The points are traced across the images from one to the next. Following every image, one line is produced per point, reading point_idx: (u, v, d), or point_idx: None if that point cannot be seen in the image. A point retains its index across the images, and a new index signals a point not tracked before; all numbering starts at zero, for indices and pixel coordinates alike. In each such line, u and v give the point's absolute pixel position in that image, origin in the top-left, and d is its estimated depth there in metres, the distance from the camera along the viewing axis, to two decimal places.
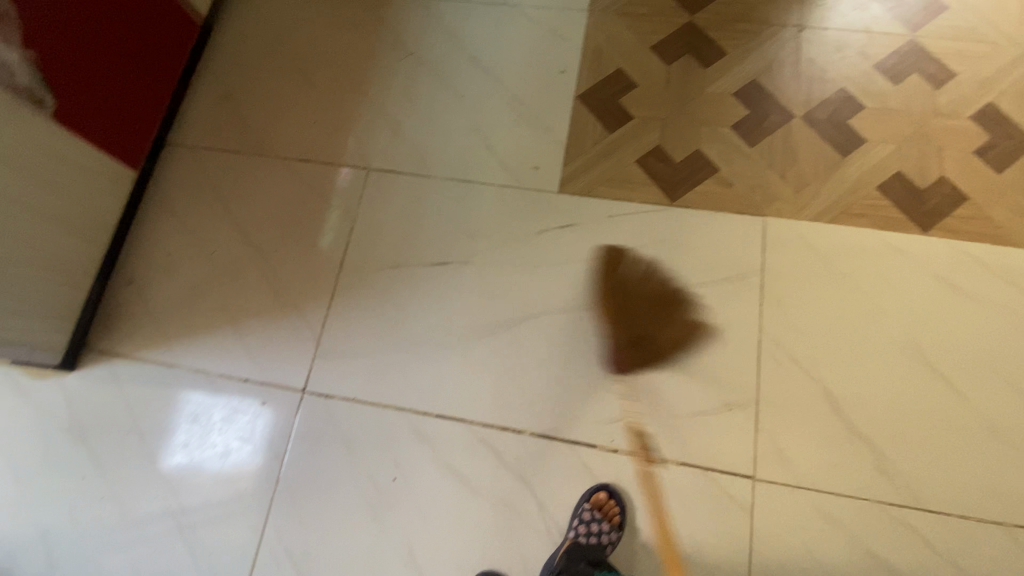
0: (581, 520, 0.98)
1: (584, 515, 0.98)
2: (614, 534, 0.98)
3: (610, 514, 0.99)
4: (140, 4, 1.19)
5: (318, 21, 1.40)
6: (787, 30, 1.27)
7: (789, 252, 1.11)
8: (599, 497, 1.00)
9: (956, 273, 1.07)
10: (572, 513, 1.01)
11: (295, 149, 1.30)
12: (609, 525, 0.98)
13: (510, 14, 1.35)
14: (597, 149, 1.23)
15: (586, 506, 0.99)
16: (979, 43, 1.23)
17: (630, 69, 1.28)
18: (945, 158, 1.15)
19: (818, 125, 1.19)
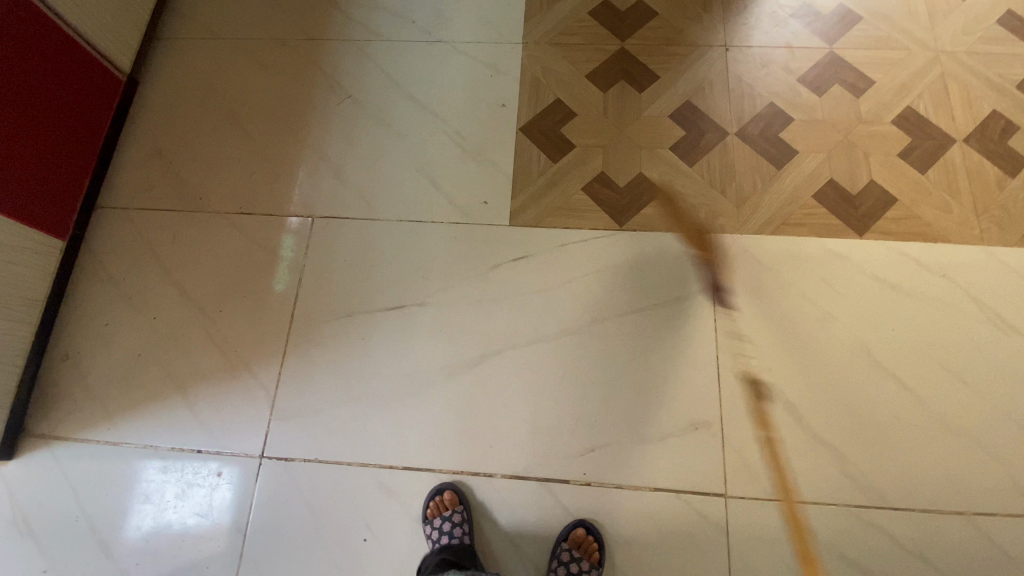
0: (560, 561, 0.96)
1: (562, 556, 0.96)
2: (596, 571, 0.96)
3: (589, 551, 0.97)
4: (58, 69, 1.14)
5: (250, 69, 1.38)
6: (713, 50, 1.32)
7: (738, 266, 1.13)
8: (576, 534, 0.98)
9: (894, 273, 1.11)
10: (552, 553, 0.98)
11: (235, 202, 1.26)
12: (589, 562, 0.95)
13: (445, 51, 1.36)
14: (543, 180, 1.24)
15: (564, 546, 0.97)
16: (891, 50, 1.30)
17: (568, 98, 1.30)
18: (872, 162, 1.20)
19: (752, 140, 1.23)
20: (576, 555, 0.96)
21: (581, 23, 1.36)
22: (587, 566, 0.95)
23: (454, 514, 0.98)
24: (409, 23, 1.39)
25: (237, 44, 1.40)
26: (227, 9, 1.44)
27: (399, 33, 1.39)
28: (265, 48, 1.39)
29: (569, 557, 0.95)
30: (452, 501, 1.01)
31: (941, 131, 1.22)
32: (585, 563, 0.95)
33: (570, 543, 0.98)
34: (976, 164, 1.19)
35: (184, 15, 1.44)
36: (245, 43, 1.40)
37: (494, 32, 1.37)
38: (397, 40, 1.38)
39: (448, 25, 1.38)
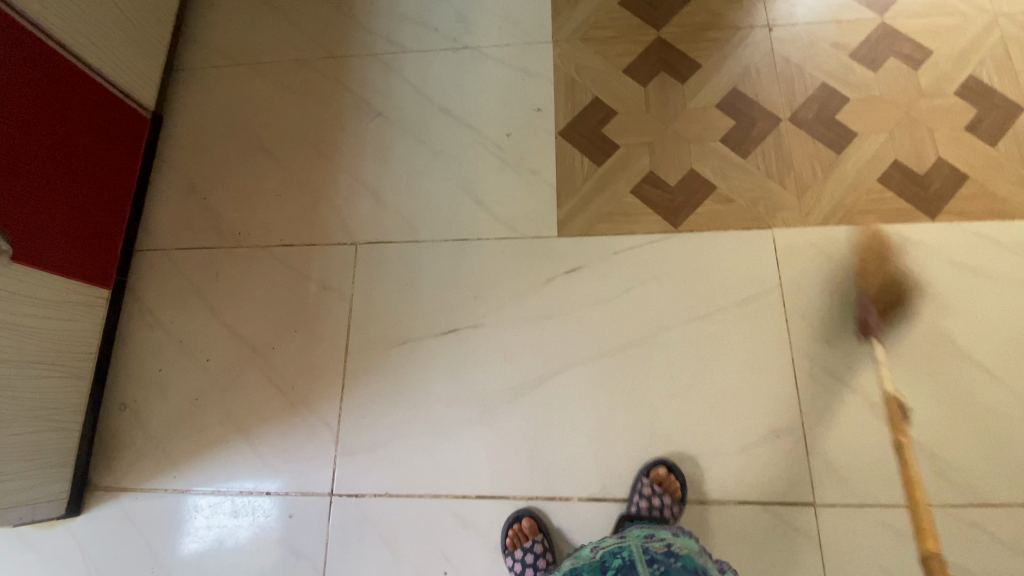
0: None
1: None
2: (678, 508, 0.97)
3: None
4: (87, 116, 1.12)
5: (275, 94, 1.34)
6: (756, 31, 1.25)
7: (805, 261, 1.08)
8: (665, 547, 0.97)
9: (973, 256, 1.05)
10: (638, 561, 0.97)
11: (275, 234, 1.23)
12: None
13: (473, 57, 1.31)
14: (589, 185, 1.19)
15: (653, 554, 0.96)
16: (947, 16, 1.22)
17: (607, 96, 1.24)
18: (939, 138, 1.13)
19: (807, 125, 1.17)
20: (657, 491, 0.97)
21: (612, 14, 1.30)
22: (669, 502, 0.96)
23: (536, 544, 0.97)
24: (432, 31, 1.34)
25: (260, 69, 1.37)
26: (245, 34, 1.41)
27: (423, 42, 1.34)
28: (289, 72, 1.36)
29: None
30: (532, 529, 0.99)
31: (1008, 99, 1.15)
32: None
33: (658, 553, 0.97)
34: None
35: (202, 43, 1.41)
36: (267, 67, 1.37)
37: (521, 32, 1.31)
38: (423, 51, 1.33)
39: (473, 29, 1.33)
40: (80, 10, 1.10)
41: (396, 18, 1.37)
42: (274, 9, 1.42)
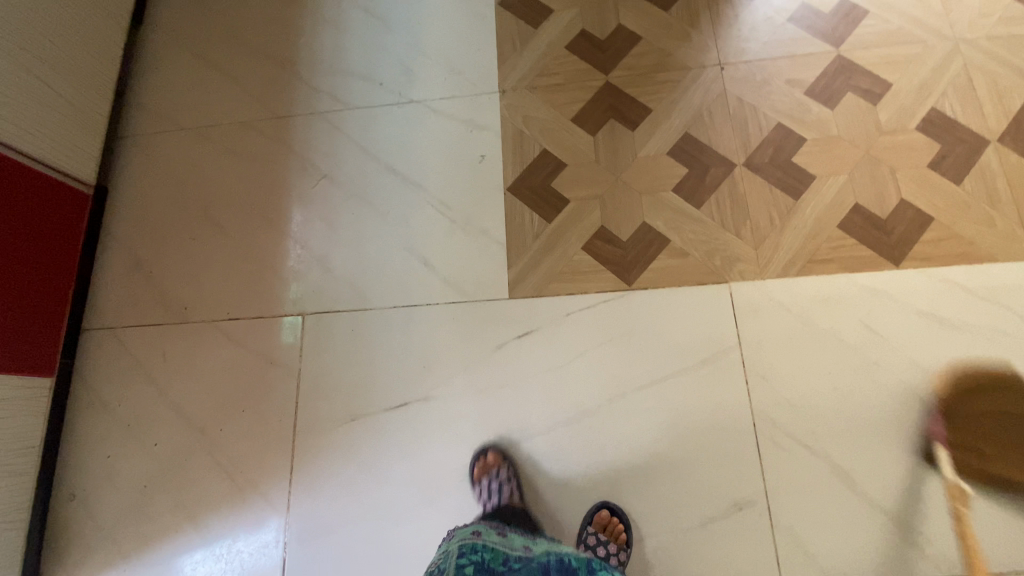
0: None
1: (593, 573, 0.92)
2: (626, 554, 0.94)
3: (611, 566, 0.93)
4: (24, 204, 1.10)
5: (219, 160, 1.31)
6: (708, 72, 1.20)
7: (763, 318, 1.03)
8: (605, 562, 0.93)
9: (938, 305, 1.01)
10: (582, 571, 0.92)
11: (221, 308, 1.20)
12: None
13: (418, 111, 1.27)
14: (540, 243, 1.15)
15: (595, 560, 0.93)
16: (907, 45, 1.17)
17: (555, 147, 1.20)
18: (901, 178, 1.08)
19: (762, 170, 1.12)
20: (603, 539, 0.94)
21: (559, 60, 1.26)
22: (615, 549, 0.93)
23: (501, 472, 0.99)
24: (377, 86, 1.31)
25: (204, 134, 1.34)
26: (189, 97, 1.38)
27: (368, 98, 1.30)
28: (233, 135, 1.33)
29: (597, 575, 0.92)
30: (496, 461, 1.01)
31: (974, 131, 1.09)
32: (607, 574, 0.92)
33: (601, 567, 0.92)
34: (1018, 165, 1.06)
35: (147, 109, 1.39)
36: (211, 132, 1.34)
37: (467, 83, 1.27)
38: (367, 106, 1.30)
39: (418, 82, 1.29)
40: (12, 98, 1.08)
41: (340, 73, 1.34)
42: (217, 70, 1.39)
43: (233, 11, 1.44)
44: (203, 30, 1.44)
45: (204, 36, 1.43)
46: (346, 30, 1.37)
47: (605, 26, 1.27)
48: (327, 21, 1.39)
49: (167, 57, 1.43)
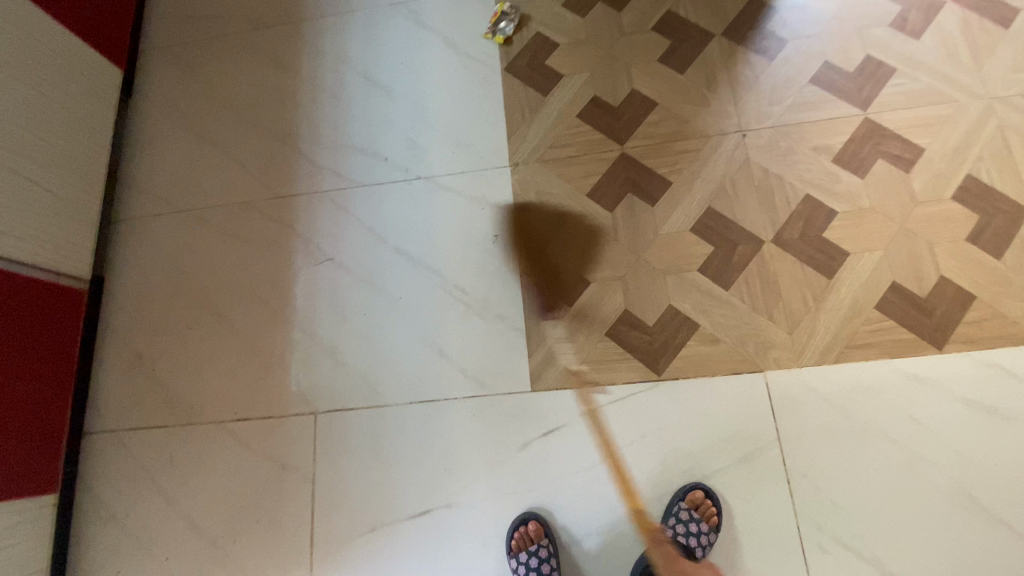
0: (678, 520, 0.94)
1: (681, 515, 0.94)
2: (715, 535, 0.94)
3: (707, 514, 0.94)
4: (20, 316, 1.04)
5: (219, 246, 1.25)
6: (728, 139, 1.14)
7: (802, 411, 0.98)
8: (694, 497, 0.96)
9: (985, 391, 0.96)
10: (667, 511, 0.97)
11: (228, 409, 1.14)
12: (708, 525, 0.93)
13: (426, 188, 1.22)
14: (561, 329, 1.09)
15: (682, 506, 0.95)
16: (937, 106, 1.11)
17: (572, 225, 1.15)
18: (939, 253, 1.03)
19: (793, 246, 1.06)
20: (695, 516, 0.94)
21: (571, 129, 1.21)
22: (706, 529, 0.93)
23: (541, 549, 0.96)
24: (382, 161, 1.25)
25: (201, 217, 1.28)
26: (184, 176, 1.32)
27: (373, 174, 1.25)
28: (232, 217, 1.27)
29: (688, 517, 0.94)
30: (537, 533, 0.97)
31: (1014, 199, 1.04)
32: (704, 525, 0.93)
33: (688, 504, 0.95)
34: None
35: (141, 190, 1.33)
36: (209, 214, 1.28)
37: (476, 157, 1.23)
38: (373, 184, 1.24)
39: (425, 157, 1.24)
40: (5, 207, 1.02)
41: (342, 147, 1.28)
42: (212, 146, 1.33)
43: (226, 81, 1.38)
44: (195, 102, 1.37)
45: (197, 108, 1.37)
46: (346, 101, 1.31)
47: (618, 91, 1.21)
48: (326, 90, 1.32)
49: (159, 133, 1.36)
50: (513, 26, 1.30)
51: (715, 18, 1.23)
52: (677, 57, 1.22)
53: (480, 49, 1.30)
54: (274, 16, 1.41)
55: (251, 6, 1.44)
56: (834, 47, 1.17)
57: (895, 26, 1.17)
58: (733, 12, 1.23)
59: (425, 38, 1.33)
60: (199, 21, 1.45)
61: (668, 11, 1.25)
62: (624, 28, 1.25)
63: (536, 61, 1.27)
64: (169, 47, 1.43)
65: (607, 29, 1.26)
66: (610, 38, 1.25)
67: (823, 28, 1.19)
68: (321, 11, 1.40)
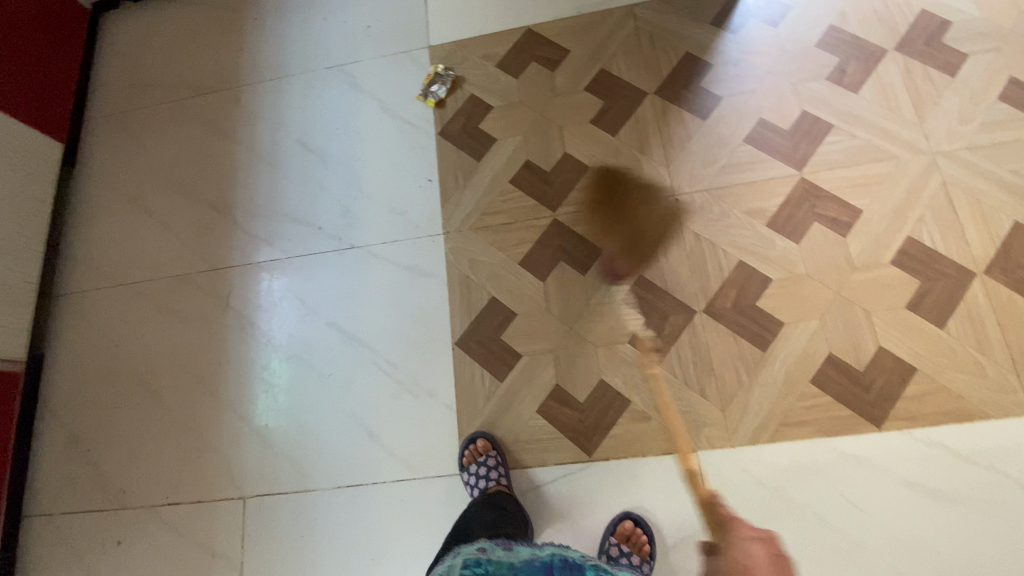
0: (610, 556, 0.92)
1: (612, 551, 0.92)
2: (649, 565, 0.92)
3: (639, 545, 0.93)
4: None
5: (154, 321, 1.24)
6: (661, 202, 1.11)
7: (736, 495, 0.94)
8: (624, 528, 0.95)
9: (926, 473, 0.91)
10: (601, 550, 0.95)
11: (160, 492, 1.13)
12: (640, 556, 0.92)
13: (360, 258, 1.20)
14: (491, 407, 1.06)
15: (613, 541, 0.94)
16: (877, 163, 1.07)
17: (505, 295, 1.13)
18: (877, 323, 0.99)
19: (727, 316, 1.02)
20: (627, 551, 0.92)
21: (504, 195, 1.19)
22: (638, 561, 0.91)
23: None
24: (316, 230, 1.24)
25: (139, 290, 1.27)
26: (123, 249, 1.31)
27: (307, 244, 1.23)
28: (168, 292, 1.26)
29: (619, 551, 0.92)
30: (485, 448, 1.01)
31: (958, 263, 1.00)
32: (636, 557, 0.91)
33: (618, 538, 0.94)
34: (1008, 302, 0.96)
35: (81, 264, 1.32)
36: (146, 287, 1.27)
37: (410, 225, 1.21)
38: (307, 255, 1.22)
39: (359, 226, 1.22)
40: None
41: (277, 217, 1.26)
42: (151, 217, 1.32)
43: (165, 149, 1.37)
44: (135, 172, 1.37)
45: (138, 178, 1.36)
46: (281, 169, 1.29)
47: (551, 155, 1.20)
48: (262, 158, 1.31)
49: (100, 204, 1.36)
50: (446, 88, 1.28)
51: (649, 76, 1.21)
52: (610, 118, 1.19)
53: (414, 113, 1.28)
54: (213, 81, 1.41)
55: (189, 70, 1.43)
56: (770, 103, 1.14)
57: (833, 80, 1.14)
58: (668, 68, 1.20)
59: (360, 102, 1.31)
60: (140, 88, 1.44)
61: (602, 69, 1.23)
62: (558, 89, 1.24)
63: (470, 125, 1.25)
64: (112, 116, 1.43)
65: (541, 90, 1.24)
66: (543, 100, 1.24)
67: (758, 83, 1.16)
68: (259, 75, 1.38)
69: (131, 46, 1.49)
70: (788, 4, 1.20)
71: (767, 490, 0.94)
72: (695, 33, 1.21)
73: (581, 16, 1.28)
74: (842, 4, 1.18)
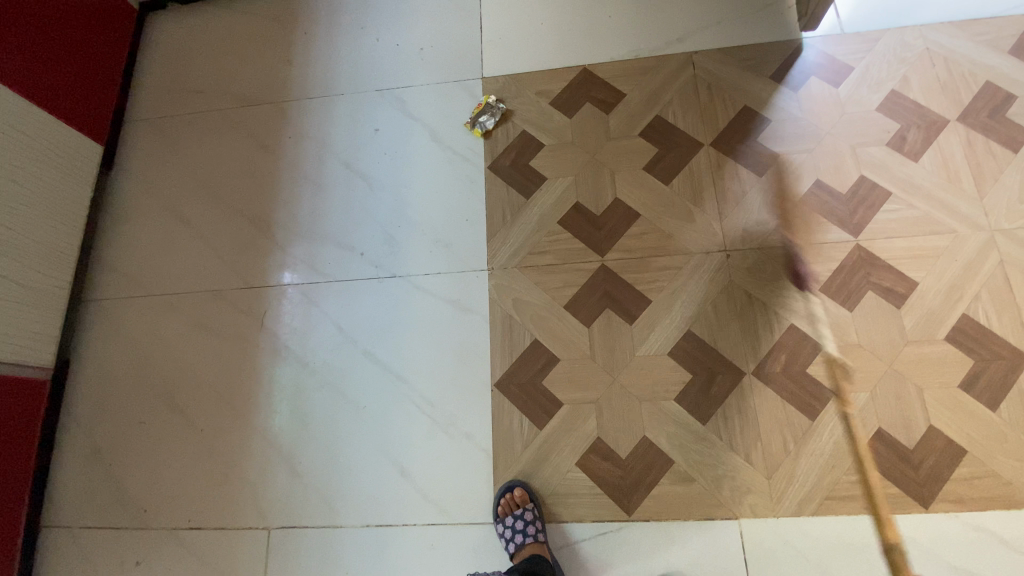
0: None
1: None
2: None
3: None
4: None
5: (186, 336, 1.22)
6: (713, 257, 1.10)
7: (778, 567, 0.93)
8: None
9: (973, 560, 0.90)
10: None
11: (183, 515, 1.10)
12: None
13: (401, 289, 1.19)
14: (529, 454, 1.04)
15: None
16: (934, 236, 1.06)
17: (548, 338, 1.11)
18: (929, 400, 0.98)
19: (776, 381, 1.01)
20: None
21: (551, 236, 1.17)
22: None
23: None
24: (358, 256, 1.22)
25: (172, 303, 1.25)
26: (158, 259, 1.29)
27: (348, 270, 1.21)
28: (202, 307, 1.24)
29: None
30: (522, 498, 0.99)
31: (1012, 345, 0.99)
32: None
33: None
34: None
35: (113, 271, 1.30)
36: (180, 300, 1.25)
37: (454, 259, 1.19)
38: (347, 281, 1.21)
39: (402, 255, 1.21)
40: None
41: (319, 239, 1.25)
42: (188, 228, 1.30)
43: (207, 159, 1.35)
44: (175, 181, 1.35)
45: (177, 187, 1.34)
46: (326, 190, 1.28)
47: (601, 199, 1.18)
48: (307, 178, 1.30)
49: (137, 211, 1.34)
50: (494, 121, 1.27)
51: (705, 126, 1.20)
52: (664, 166, 1.18)
53: (463, 144, 1.27)
54: (260, 94, 1.39)
55: (236, 80, 1.41)
56: (828, 165, 1.13)
57: (892, 146, 1.13)
58: (726, 120, 1.19)
59: (409, 128, 1.30)
60: (185, 95, 1.42)
61: (657, 115, 1.22)
62: (611, 132, 1.22)
63: (520, 161, 1.24)
64: (154, 121, 1.42)
65: (594, 132, 1.23)
66: (596, 142, 1.22)
67: (816, 144, 1.15)
68: (307, 92, 1.37)
69: (177, 51, 1.47)
70: (849, 65, 1.20)
71: (810, 565, 0.92)
72: (754, 86, 1.21)
73: (638, 59, 1.27)
74: (904, 69, 1.18)
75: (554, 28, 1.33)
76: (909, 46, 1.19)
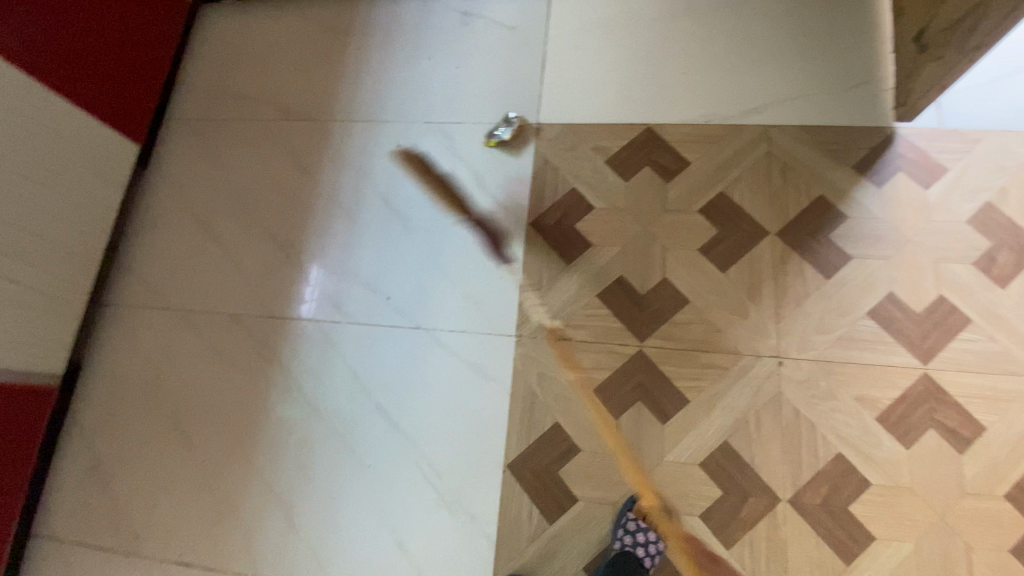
0: None
1: None
2: None
3: None
4: None
5: (199, 359, 1.18)
6: (761, 363, 1.01)
7: None
8: None
9: None
10: None
11: (175, 548, 1.08)
12: None
13: (423, 343, 1.12)
14: (535, 547, 0.98)
15: None
16: (1011, 377, 0.95)
17: (570, 424, 1.03)
18: (978, 563, 0.89)
19: (812, 514, 0.93)
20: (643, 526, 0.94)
21: (588, 309, 1.09)
22: None
23: None
24: (383, 301, 1.16)
25: (189, 321, 1.21)
26: (180, 273, 1.25)
27: (371, 314, 1.16)
28: (217, 330, 1.19)
29: None
30: None
31: None
32: None
33: None
34: None
35: (135, 277, 1.26)
36: (196, 319, 1.21)
37: (482, 320, 1.12)
38: (369, 326, 1.15)
39: (429, 307, 1.14)
40: None
41: (345, 277, 1.19)
42: (214, 243, 1.25)
43: (241, 172, 1.30)
44: (206, 190, 1.30)
45: (208, 197, 1.29)
46: (358, 224, 1.22)
47: (647, 277, 1.09)
48: (341, 207, 1.24)
49: (165, 217, 1.30)
50: (509, 131, 1.22)
51: (772, 213, 1.09)
52: (721, 251, 1.09)
53: (508, 195, 1.19)
54: (303, 108, 1.32)
55: (280, 90, 1.34)
56: (904, 277, 1.02)
57: (979, 266, 1.02)
58: (796, 209, 1.09)
59: (453, 169, 1.22)
60: (227, 98, 1.37)
61: (721, 193, 1.12)
62: (669, 204, 1.13)
63: (566, 222, 1.15)
64: (193, 122, 1.36)
65: (649, 201, 1.14)
66: (650, 213, 1.13)
67: (893, 251, 1.04)
68: (352, 114, 1.30)
69: (225, 50, 1.41)
70: (943, 165, 1.08)
71: None
72: (832, 176, 1.10)
73: (709, 126, 1.16)
74: (1005, 179, 1.06)
75: (621, 79, 1.23)
76: (1015, 151, 1.07)
